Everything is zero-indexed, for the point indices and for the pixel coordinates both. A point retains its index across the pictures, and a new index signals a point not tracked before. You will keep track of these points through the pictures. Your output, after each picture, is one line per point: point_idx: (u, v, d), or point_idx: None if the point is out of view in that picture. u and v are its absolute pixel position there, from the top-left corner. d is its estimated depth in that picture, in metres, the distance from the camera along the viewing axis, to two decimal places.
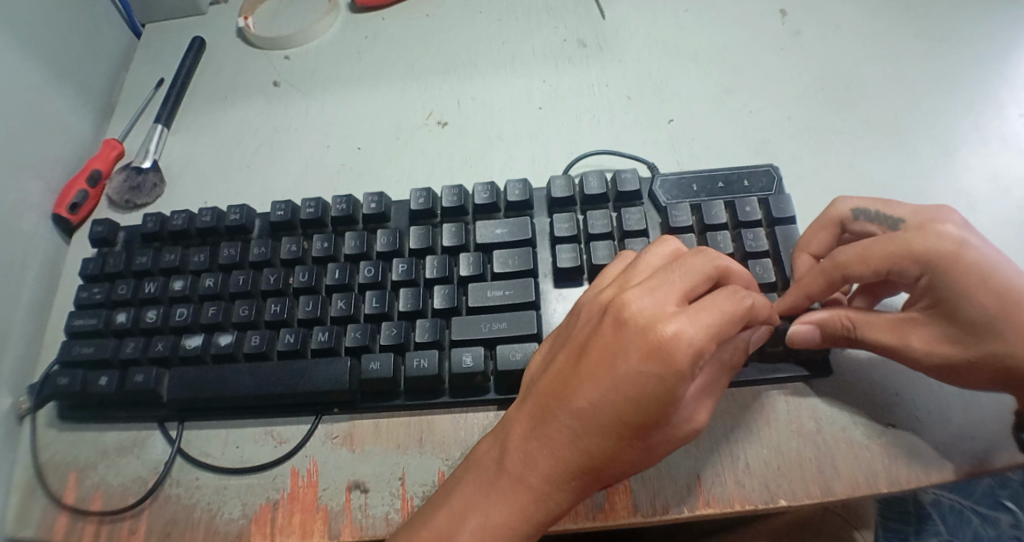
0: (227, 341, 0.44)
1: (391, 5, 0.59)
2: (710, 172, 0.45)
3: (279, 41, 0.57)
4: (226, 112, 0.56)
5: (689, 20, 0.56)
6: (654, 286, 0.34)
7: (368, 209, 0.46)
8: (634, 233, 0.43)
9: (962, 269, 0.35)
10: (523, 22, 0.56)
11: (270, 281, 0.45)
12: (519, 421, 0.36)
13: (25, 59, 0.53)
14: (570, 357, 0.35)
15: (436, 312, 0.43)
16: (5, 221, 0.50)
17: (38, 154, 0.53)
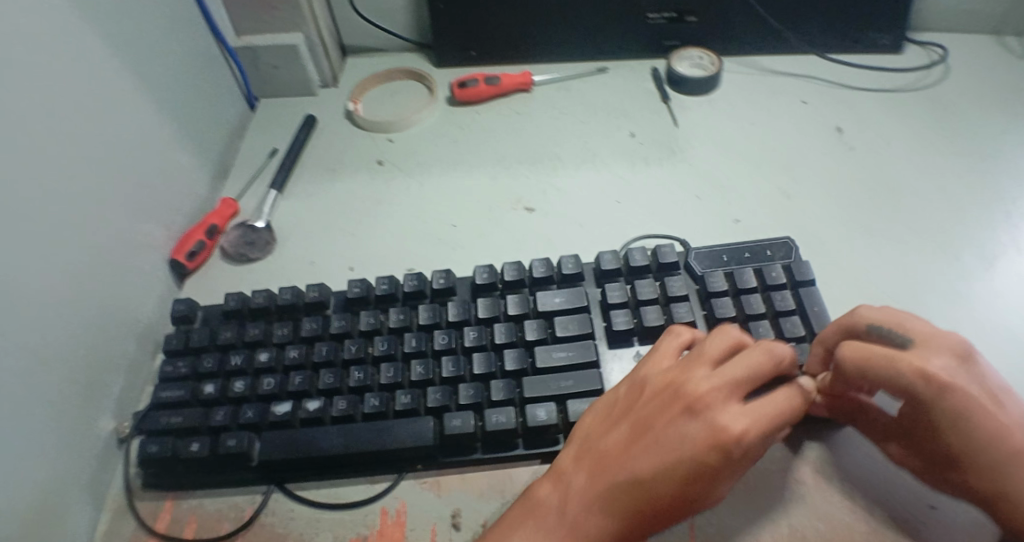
0: (315, 405, 0.47)
1: (484, 101, 0.66)
2: (735, 245, 0.51)
3: (383, 125, 0.65)
4: (334, 183, 0.63)
5: (752, 131, 0.63)
6: (720, 378, 0.39)
7: (437, 285, 0.51)
8: (678, 297, 0.48)
9: (945, 410, 0.37)
10: (602, 125, 0.63)
11: (352, 349, 0.49)
12: (579, 477, 0.40)
13: (166, 124, 0.60)
14: (636, 429, 0.40)
15: (507, 373, 0.47)
16: (133, 265, 0.56)
17: (166, 207, 0.60)
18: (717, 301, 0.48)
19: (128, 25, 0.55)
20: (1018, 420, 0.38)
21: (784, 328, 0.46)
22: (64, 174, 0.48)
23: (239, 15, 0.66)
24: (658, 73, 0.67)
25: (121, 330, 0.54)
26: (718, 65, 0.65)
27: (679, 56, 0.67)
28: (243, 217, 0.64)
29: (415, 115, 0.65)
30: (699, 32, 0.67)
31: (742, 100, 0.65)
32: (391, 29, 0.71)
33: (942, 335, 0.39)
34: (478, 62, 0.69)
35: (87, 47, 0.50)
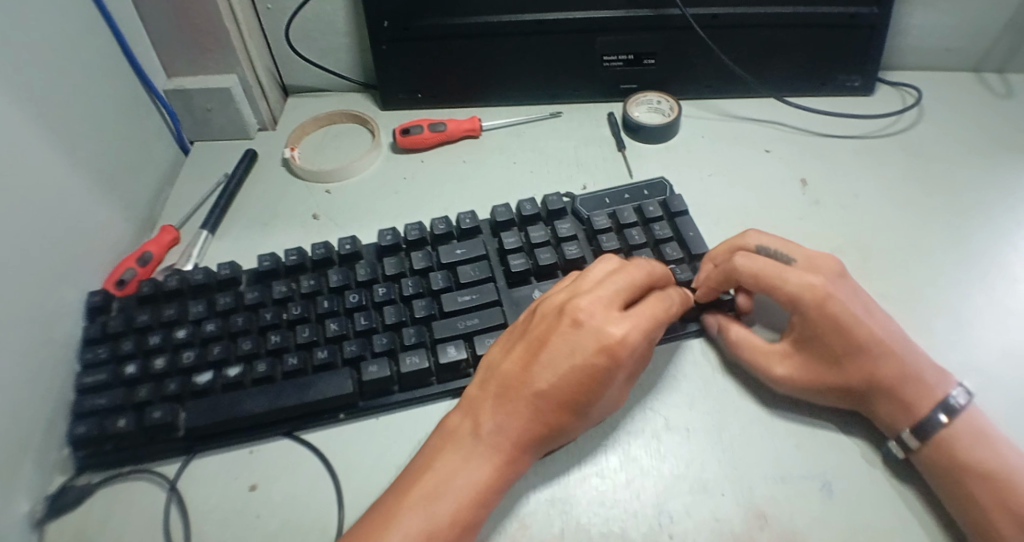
0: (236, 372, 0.49)
1: (428, 148, 0.62)
2: (616, 189, 0.56)
3: (321, 174, 0.61)
4: (265, 238, 0.58)
5: (713, 182, 0.59)
6: (601, 290, 0.44)
7: (344, 251, 0.54)
8: (568, 238, 0.53)
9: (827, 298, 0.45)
10: (553, 175, 0.60)
11: (267, 317, 0.51)
12: (486, 402, 0.43)
13: (78, 172, 0.55)
14: (528, 350, 0.43)
15: (416, 320, 0.50)
16: (40, 331, 0.50)
17: (78, 266, 0.55)
18: (604, 237, 0.53)
19: (40, 69, 0.50)
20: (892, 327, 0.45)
21: (665, 253, 0.51)
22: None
23: (167, 53, 0.62)
24: (615, 119, 0.63)
25: (31, 411, 0.48)
26: (677, 112, 0.61)
27: (636, 101, 0.63)
28: (184, 245, 0.60)
29: (351, 165, 0.60)
30: (656, 76, 0.64)
31: (703, 149, 0.61)
32: (333, 69, 0.67)
33: (828, 261, 0.48)
34: (427, 106, 0.65)
35: None
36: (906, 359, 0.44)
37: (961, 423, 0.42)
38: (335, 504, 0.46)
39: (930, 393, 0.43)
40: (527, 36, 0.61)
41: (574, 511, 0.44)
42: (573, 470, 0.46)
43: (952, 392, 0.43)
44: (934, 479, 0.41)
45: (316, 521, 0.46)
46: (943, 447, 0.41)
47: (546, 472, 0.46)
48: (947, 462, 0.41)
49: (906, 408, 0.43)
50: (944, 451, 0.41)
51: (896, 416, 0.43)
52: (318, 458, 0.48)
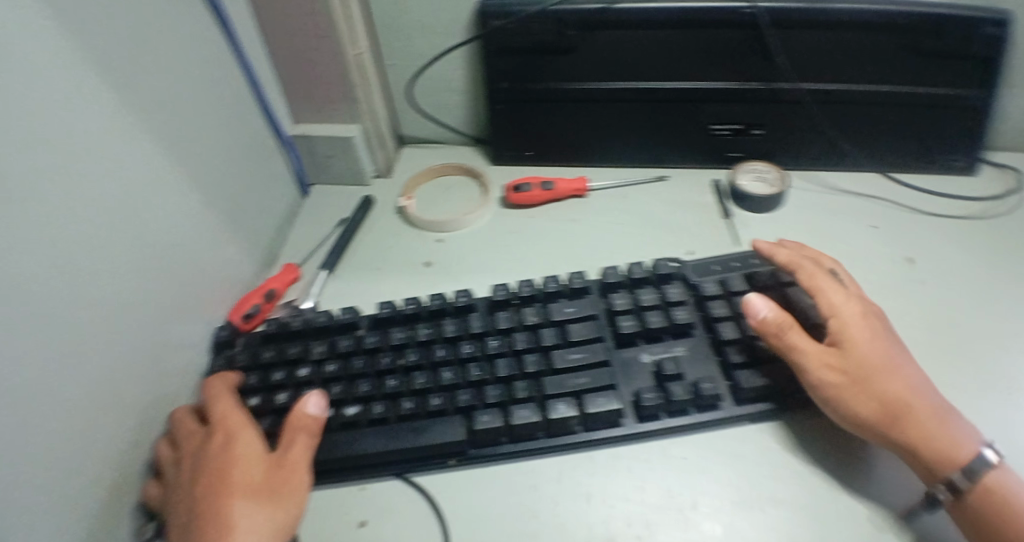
0: (353, 411, 0.51)
1: (537, 204, 0.65)
2: (725, 258, 0.58)
3: (434, 225, 0.64)
4: (379, 283, 0.61)
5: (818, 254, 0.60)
6: (251, 446, 0.48)
7: (459, 302, 0.56)
8: (677, 303, 0.54)
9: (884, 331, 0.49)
10: (658, 238, 0.61)
11: (385, 362, 0.53)
12: (209, 533, 0.43)
13: (214, 211, 0.58)
14: (236, 479, 0.45)
15: (528, 375, 0.51)
16: (169, 360, 0.53)
17: (208, 298, 0.58)
18: (713, 304, 0.54)
19: (188, 118, 0.54)
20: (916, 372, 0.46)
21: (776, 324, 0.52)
22: (114, 280, 0.46)
23: (298, 102, 0.66)
24: (721, 186, 0.66)
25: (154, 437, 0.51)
26: (784, 186, 0.63)
27: (743, 169, 0.65)
28: (303, 283, 0.63)
29: (454, 221, 0.63)
30: (764, 146, 0.66)
31: (804, 222, 0.63)
32: (446, 123, 0.71)
33: (846, 301, 0.50)
34: (534, 163, 0.68)
35: (136, 135, 0.48)
36: (929, 402, 0.44)
37: (993, 476, 0.41)
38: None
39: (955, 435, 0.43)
40: (638, 103, 0.64)
41: None
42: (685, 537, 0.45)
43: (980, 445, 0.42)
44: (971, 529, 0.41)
45: None
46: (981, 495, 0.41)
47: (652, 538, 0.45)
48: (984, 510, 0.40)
49: (935, 447, 0.43)
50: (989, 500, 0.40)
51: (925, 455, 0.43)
52: (426, 500, 0.49)
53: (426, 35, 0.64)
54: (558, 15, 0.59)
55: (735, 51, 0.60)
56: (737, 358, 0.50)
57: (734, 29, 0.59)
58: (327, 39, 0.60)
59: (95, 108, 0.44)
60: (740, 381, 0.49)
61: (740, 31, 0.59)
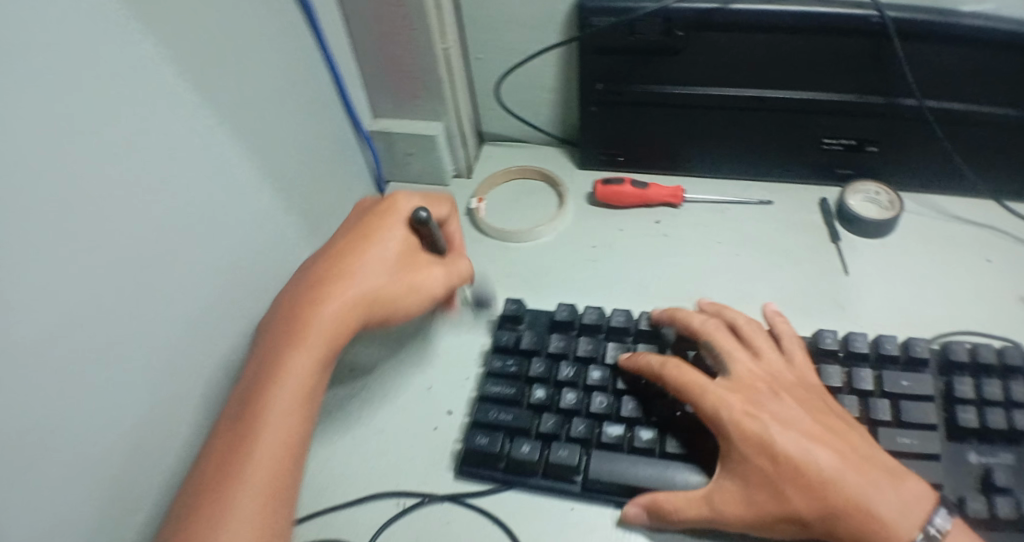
0: (566, 453, 0.46)
1: (625, 207, 0.61)
2: (955, 334, 0.53)
3: (504, 233, 0.60)
4: (461, 295, 0.58)
5: (932, 290, 0.57)
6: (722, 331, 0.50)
7: (645, 325, 0.51)
8: (836, 389, 0.49)
9: (759, 384, 0.46)
10: (758, 264, 0.57)
11: (598, 404, 0.48)
12: (268, 394, 0.41)
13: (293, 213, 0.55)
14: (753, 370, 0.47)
15: (703, 459, 0.45)
16: None
17: None
18: (873, 399, 0.49)
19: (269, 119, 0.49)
20: (821, 453, 0.42)
21: None
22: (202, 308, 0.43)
23: (380, 95, 0.63)
24: (828, 205, 0.61)
25: None
26: (898, 207, 0.59)
27: (853, 188, 0.61)
28: None
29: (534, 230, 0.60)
30: (879, 163, 0.61)
31: (913, 255, 0.59)
32: (531, 121, 0.66)
33: (723, 393, 0.45)
34: (624, 169, 0.65)
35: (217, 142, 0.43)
36: (843, 488, 0.41)
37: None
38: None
39: (895, 518, 0.40)
40: (745, 112, 0.59)
41: None
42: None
43: (937, 515, 0.41)
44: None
45: None
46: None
47: None
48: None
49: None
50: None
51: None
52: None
53: (521, 31, 0.59)
54: (671, 14, 0.53)
55: (857, 63, 0.55)
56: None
57: (861, 39, 0.53)
58: (416, 33, 0.56)
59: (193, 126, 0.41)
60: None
61: (866, 39, 0.53)
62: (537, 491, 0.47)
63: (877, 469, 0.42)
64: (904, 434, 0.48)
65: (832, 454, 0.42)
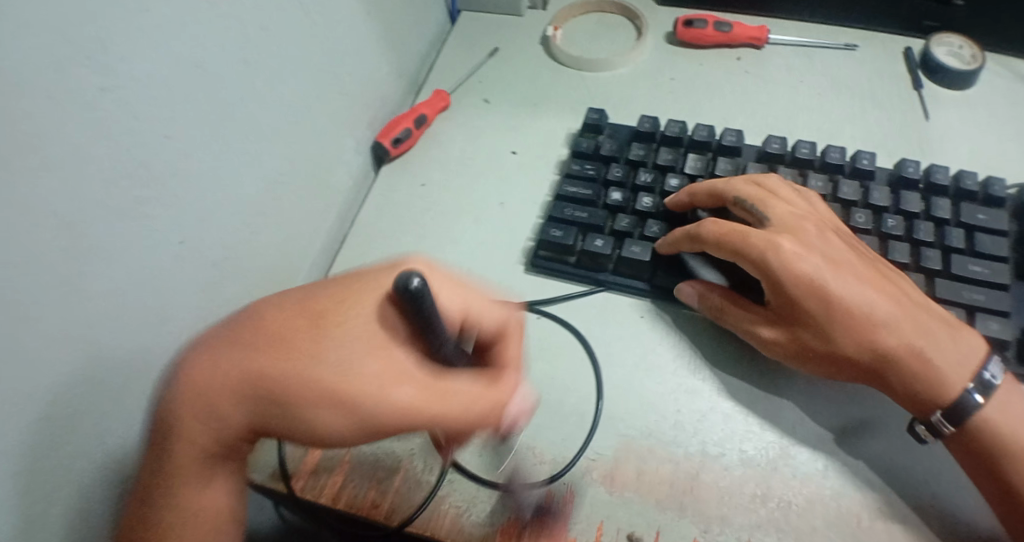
0: (638, 250, 0.50)
1: (706, 47, 0.60)
2: None
3: (578, 61, 0.59)
4: (533, 121, 0.58)
5: (1018, 146, 0.56)
6: (768, 191, 0.48)
7: (727, 141, 0.52)
8: (912, 213, 0.50)
9: (814, 239, 0.45)
10: (841, 105, 0.56)
11: (673, 209, 0.51)
12: (231, 374, 0.35)
13: (365, 24, 0.55)
14: (803, 225, 0.46)
15: None
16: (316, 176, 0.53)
17: (353, 117, 0.56)
18: (949, 230, 0.49)
19: None
20: (878, 300, 0.43)
21: None
22: (258, 84, 0.45)
23: None
24: (913, 55, 0.60)
25: (289, 254, 0.52)
26: (982, 61, 0.57)
27: (939, 40, 0.59)
28: (452, 114, 0.60)
29: (611, 59, 0.59)
30: (980, 15, 0.58)
31: (999, 111, 0.57)
32: None
33: (775, 239, 0.45)
34: (708, 7, 0.62)
35: None
36: (899, 334, 0.43)
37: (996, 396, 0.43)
38: (596, 406, 0.48)
39: (949, 370, 0.43)
40: None
41: (843, 459, 0.45)
42: (840, 420, 0.47)
43: (988, 364, 0.43)
44: (977, 462, 0.43)
45: (574, 407, 0.48)
46: (991, 426, 0.42)
47: (814, 406, 0.47)
48: (998, 440, 0.42)
49: (922, 397, 0.43)
50: (998, 430, 0.42)
51: (915, 397, 0.44)
52: (580, 342, 0.50)
53: None
54: None
55: None
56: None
57: None
58: None
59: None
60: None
61: None
62: (610, 288, 0.52)
63: (932, 320, 0.44)
64: (978, 263, 0.48)
65: (887, 301, 0.44)
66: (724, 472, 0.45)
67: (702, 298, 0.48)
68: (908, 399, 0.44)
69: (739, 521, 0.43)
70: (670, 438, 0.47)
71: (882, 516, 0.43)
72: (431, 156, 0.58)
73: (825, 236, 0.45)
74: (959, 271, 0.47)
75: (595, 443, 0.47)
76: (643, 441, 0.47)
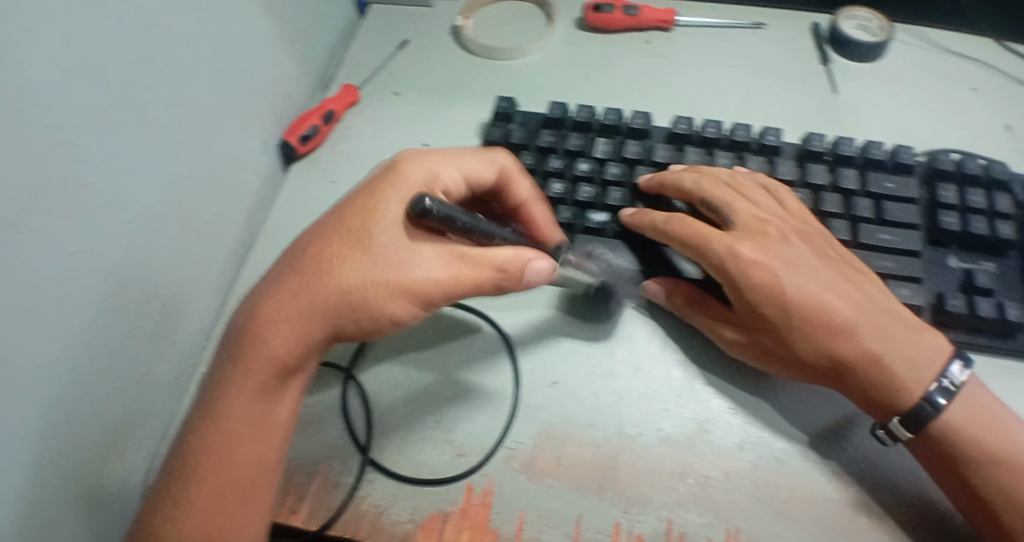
0: (550, 238, 0.49)
1: (616, 31, 0.60)
2: (944, 148, 0.54)
3: (489, 50, 0.59)
4: (444, 111, 0.57)
5: (918, 118, 0.57)
6: (737, 190, 0.48)
7: (635, 123, 0.52)
8: (818, 186, 0.50)
9: (776, 242, 0.45)
10: (748, 83, 0.57)
11: (585, 194, 0.50)
12: (279, 294, 0.41)
13: (266, 16, 0.53)
14: (767, 226, 0.46)
15: None
16: (220, 175, 0.51)
17: (258, 115, 0.54)
18: (855, 201, 0.50)
19: None
20: (837, 303, 0.43)
21: None
22: (154, 78, 0.43)
23: None
24: (820, 31, 0.60)
25: (195, 259, 0.49)
26: (889, 34, 0.58)
27: (845, 14, 0.60)
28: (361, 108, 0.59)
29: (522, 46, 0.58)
30: None
31: (899, 83, 0.59)
32: None
33: (731, 242, 0.45)
34: None
35: None
36: (858, 338, 0.42)
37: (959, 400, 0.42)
38: (513, 394, 0.47)
39: (907, 375, 0.42)
40: None
41: (758, 432, 0.45)
42: (752, 393, 0.47)
43: (950, 369, 0.42)
44: (938, 468, 0.41)
45: (491, 398, 0.47)
46: (955, 434, 0.41)
47: (728, 381, 0.47)
48: (961, 447, 0.41)
49: (881, 404, 0.42)
50: (962, 436, 0.41)
51: (873, 402, 0.42)
52: (497, 333, 0.50)
53: None
54: None
55: None
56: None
57: None
58: None
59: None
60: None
61: None
62: None
63: (894, 323, 0.43)
64: (887, 232, 0.49)
65: (843, 305, 0.43)
66: (644, 454, 0.45)
67: (668, 295, 0.48)
68: (867, 405, 0.43)
69: (661, 501, 0.43)
70: (588, 422, 0.46)
71: (801, 488, 0.43)
72: (342, 152, 0.57)
73: (787, 240, 0.45)
74: (866, 241, 0.48)
75: (514, 432, 0.46)
76: (563, 426, 0.46)
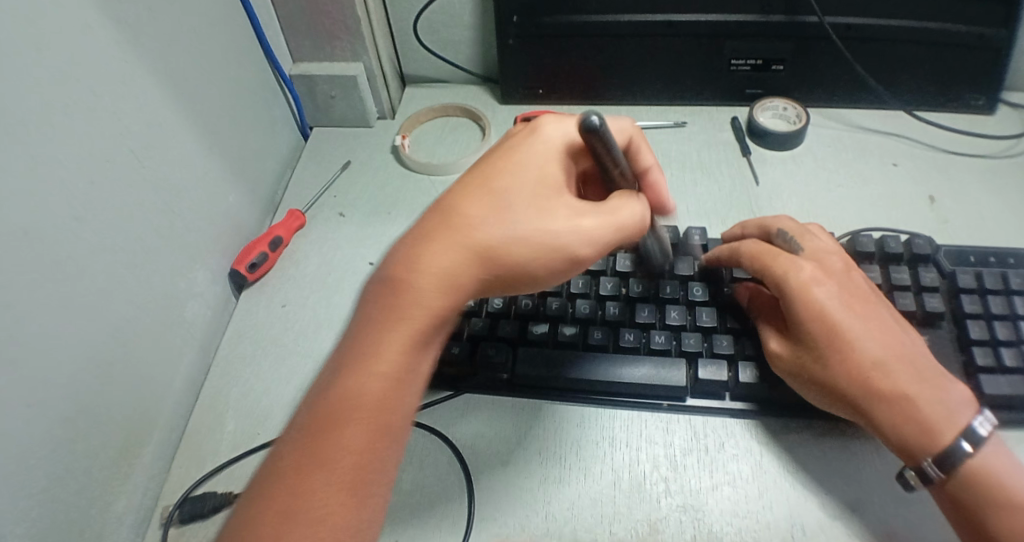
0: (493, 352, 0.50)
1: None
2: (864, 229, 0.56)
3: (428, 166, 0.62)
4: (387, 228, 0.60)
5: (843, 195, 0.59)
6: (805, 230, 0.51)
7: None
8: None
9: (839, 274, 0.47)
10: (674, 182, 0.60)
11: (525, 307, 0.52)
12: (426, 258, 0.40)
13: (213, 152, 0.55)
14: (836, 260, 0.48)
15: (620, 348, 0.50)
16: (171, 308, 0.51)
17: (208, 245, 0.55)
18: None
19: (168, 53, 0.49)
20: (876, 336, 0.44)
21: (997, 331, 0.48)
22: (104, 224, 0.44)
23: (300, 41, 0.63)
24: (739, 123, 0.64)
25: (149, 395, 0.49)
26: (805, 119, 0.62)
27: (762, 106, 0.64)
28: (309, 230, 0.62)
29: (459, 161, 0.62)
30: (787, 83, 0.64)
31: (821, 164, 0.62)
32: (454, 62, 0.69)
33: (796, 261, 0.47)
34: (545, 101, 0.67)
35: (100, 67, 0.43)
36: (892, 376, 0.43)
37: (985, 450, 0.42)
38: (467, 510, 0.46)
39: (940, 419, 0.42)
40: (655, 37, 0.61)
41: (713, 531, 0.44)
42: (704, 492, 0.46)
43: (976, 418, 0.42)
44: (955, 512, 0.41)
45: (444, 517, 0.46)
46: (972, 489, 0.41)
47: (678, 479, 0.47)
48: (982, 498, 0.40)
49: (909, 439, 0.43)
50: (976, 489, 0.41)
51: (899, 442, 0.43)
52: (449, 450, 0.49)
53: None
54: None
55: None
56: (983, 362, 0.47)
57: None
58: None
59: (88, 47, 0.42)
60: (984, 387, 0.46)
61: None
62: (471, 391, 0.52)
63: (928, 372, 0.44)
64: None
65: (880, 340, 0.44)
66: None
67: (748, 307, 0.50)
68: (896, 446, 0.43)
69: None
70: (543, 533, 0.45)
71: None
72: (292, 273, 0.59)
73: (850, 276, 0.47)
74: None
75: None
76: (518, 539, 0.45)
